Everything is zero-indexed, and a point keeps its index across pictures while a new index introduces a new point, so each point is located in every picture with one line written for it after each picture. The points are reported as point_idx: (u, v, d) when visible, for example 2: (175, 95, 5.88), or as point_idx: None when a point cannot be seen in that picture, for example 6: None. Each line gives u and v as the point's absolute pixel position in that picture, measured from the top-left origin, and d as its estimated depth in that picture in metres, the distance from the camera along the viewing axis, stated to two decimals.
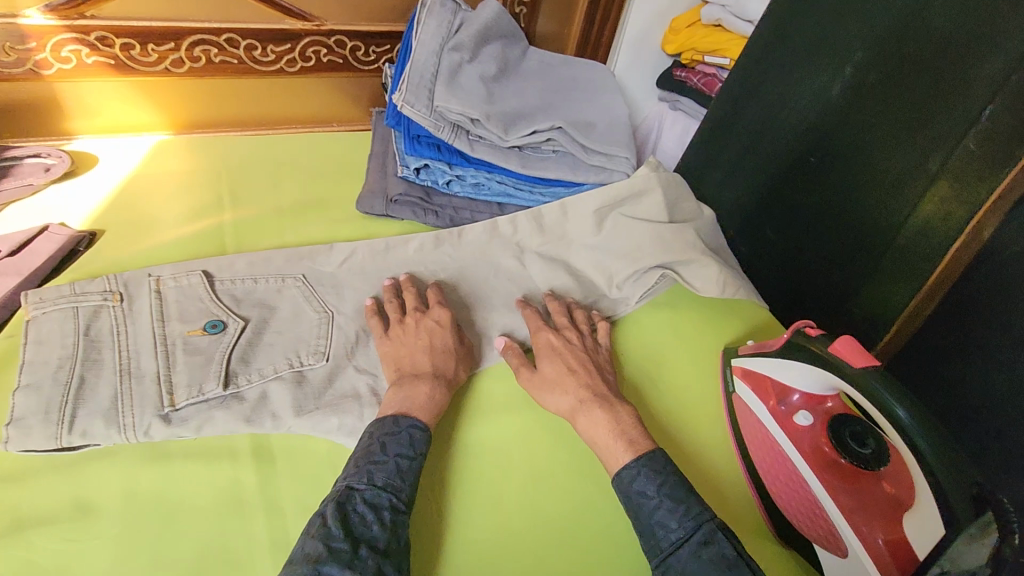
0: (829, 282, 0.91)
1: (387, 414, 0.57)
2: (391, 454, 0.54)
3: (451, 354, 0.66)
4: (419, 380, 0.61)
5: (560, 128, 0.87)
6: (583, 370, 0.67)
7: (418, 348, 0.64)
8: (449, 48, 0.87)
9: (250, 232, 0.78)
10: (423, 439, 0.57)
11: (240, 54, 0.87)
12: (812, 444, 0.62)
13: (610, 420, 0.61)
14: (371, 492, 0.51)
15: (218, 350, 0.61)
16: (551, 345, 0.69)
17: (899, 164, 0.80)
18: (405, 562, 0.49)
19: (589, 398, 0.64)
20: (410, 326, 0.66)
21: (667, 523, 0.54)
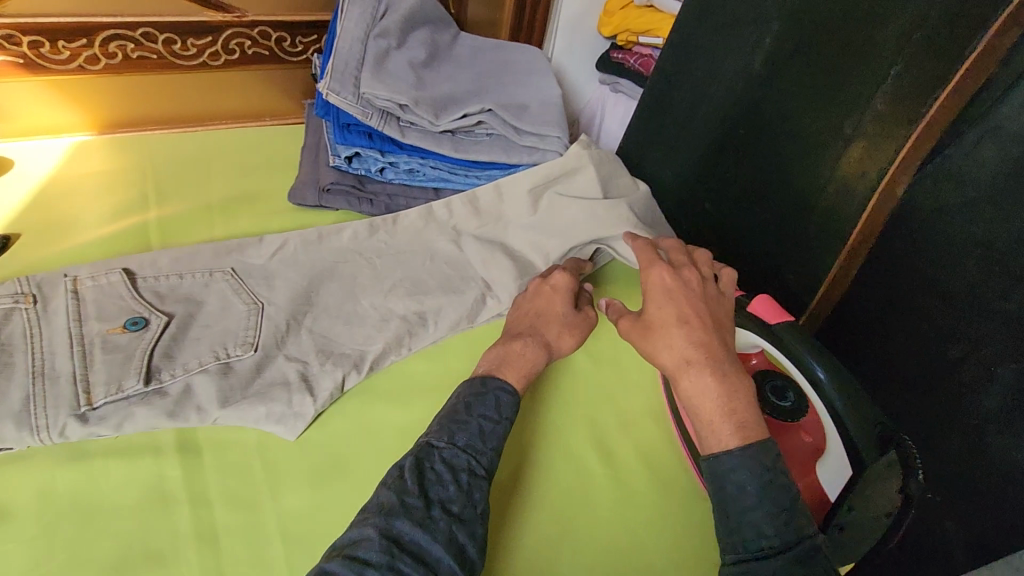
0: (761, 251, 0.94)
1: (477, 376, 0.62)
2: (475, 415, 0.58)
3: (558, 317, 0.70)
4: (519, 340, 0.67)
5: (490, 110, 0.87)
6: (696, 316, 0.59)
7: (530, 312, 0.71)
8: (375, 35, 0.87)
9: (176, 229, 0.77)
10: (508, 404, 0.60)
11: (159, 48, 0.86)
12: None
13: (721, 397, 0.55)
14: (449, 451, 0.55)
15: (139, 347, 0.60)
16: (665, 286, 0.62)
17: (819, 129, 0.82)
18: (478, 528, 0.52)
19: (700, 357, 0.57)
20: (533, 290, 0.73)
21: (762, 528, 0.50)
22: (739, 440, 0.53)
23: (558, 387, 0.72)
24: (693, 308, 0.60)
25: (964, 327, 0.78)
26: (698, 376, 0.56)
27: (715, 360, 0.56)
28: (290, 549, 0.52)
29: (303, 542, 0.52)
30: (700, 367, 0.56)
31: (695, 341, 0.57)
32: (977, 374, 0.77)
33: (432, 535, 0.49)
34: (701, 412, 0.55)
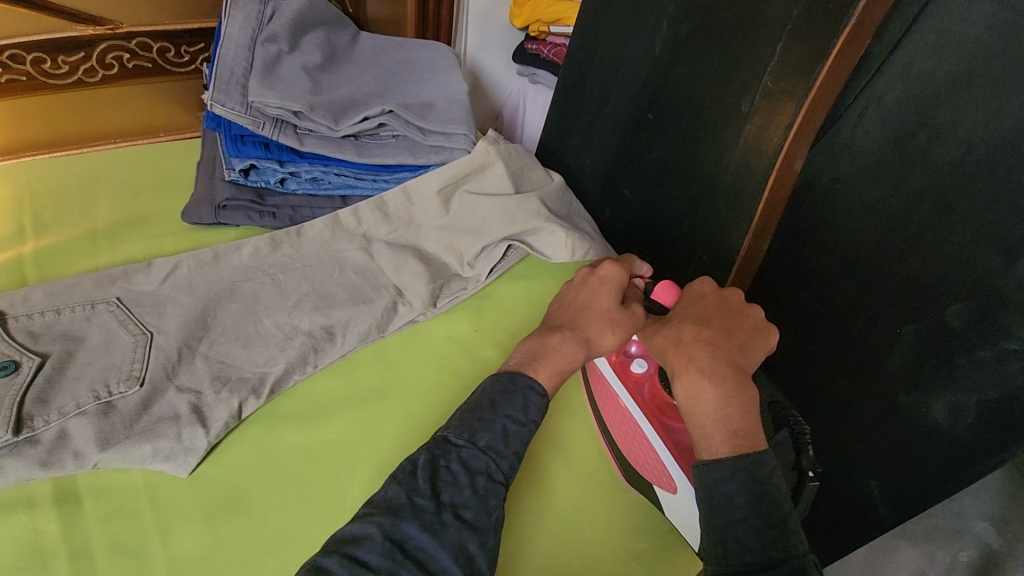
0: (679, 235, 0.94)
1: (505, 372, 0.60)
2: (500, 415, 0.57)
3: (604, 314, 0.62)
4: (557, 334, 0.62)
5: (391, 112, 0.84)
6: (717, 325, 0.59)
7: (573, 302, 0.65)
8: (262, 40, 0.83)
9: (57, 261, 0.72)
10: (537, 405, 0.58)
11: (28, 69, 0.80)
12: (650, 392, 0.63)
13: (719, 400, 0.54)
14: (469, 451, 0.55)
15: (8, 393, 0.56)
16: (699, 293, 0.62)
17: (721, 110, 0.83)
18: (490, 539, 0.53)
19: (714, 364, 0.56)
20: (579, 279, 0.67)
21: (750, 542, 0.50)
22: (730, 448, 0.53)
23: None
24: (719, 318, 0.60)
25: (869, 292, 0.80)
26: (701, 378, 0.55)
27: (727, 370, 0.55)
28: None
29: None
30: (704, 369, 0.55)
31: (710, 348, 0.57)
32: (882, 337, 0.80)
33: (439, 542, 0.51)
34: (694, 414, 0.55)
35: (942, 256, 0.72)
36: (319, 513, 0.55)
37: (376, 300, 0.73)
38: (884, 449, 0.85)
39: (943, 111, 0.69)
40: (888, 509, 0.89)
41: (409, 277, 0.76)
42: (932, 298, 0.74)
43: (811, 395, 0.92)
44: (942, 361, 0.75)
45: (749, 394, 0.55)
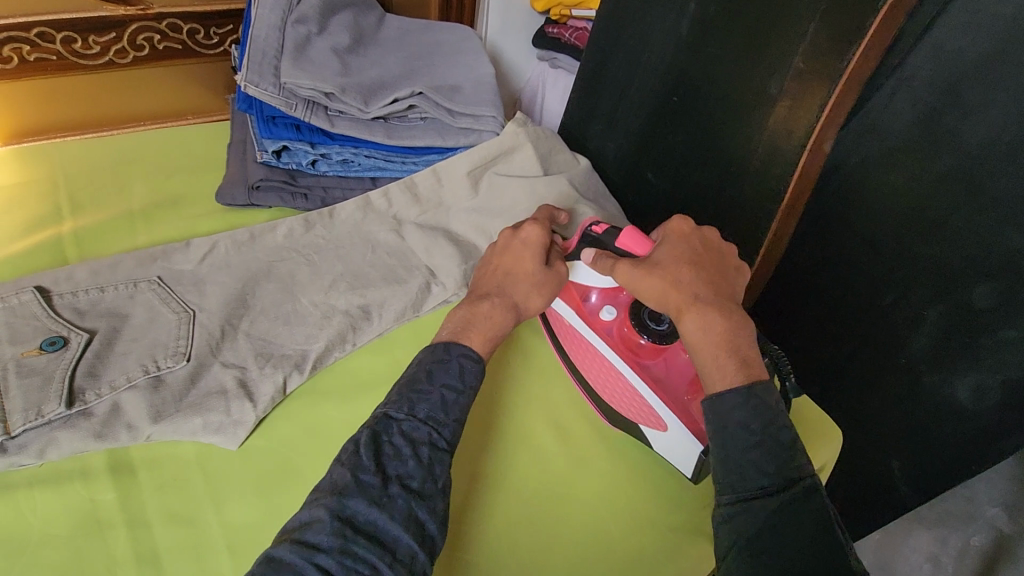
0: (704, 217, 0.94)
1: (439, 342, 0.59)
2: (437, 386, 0.56)
3: (529, 279, 0.66)
4: (484, 300, 0.64)
5: (420, 94, 0.85)
6: (707, 264, 0.61)
7: (498, 269, 0.67)
8: (292, 21, 0.83)
9: (95, 240, 0.73)
10: (473, 371, 0.58)
11: (59, 49, 0.80)
12: (615, 335, 0.68)
13: (727, 333, 0.57)
14: (409, 424, 0.53)
15: (59, 368, 0.56)
16: (680, 235, 0.64)
17: (748, 90, 0.82)
18: (439, 504, 0.51)
19: (714, 301, 0.58)
20: (501, 243, 0.69)
21: (763, 467, 0.52)
22: (744, 376, 0.55)
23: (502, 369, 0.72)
24: (704, 257, 0.62)
25: (894, 275, 0.81)
26: (708, 313, 0.57)
27: (725, 304, 0.59)
28: (240, 563, 0.50)
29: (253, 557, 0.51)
30: (709, 304, 0.58)
31: (707, 286, 0.59)
32: (906, 319, 0.81)
33: (388, 514, 0.48)
34: (702, 349, 0.57)
35: (967, 240, 0.72)
36: None
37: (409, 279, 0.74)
38: (906, 428, 0.87)
39: (972, 91, 0.68)
40: (908, 487, 0.90)
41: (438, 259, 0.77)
42: (959, 279, 0.74)
43: (832, 377, 0.93)
44: (967, 342, 0.76)
45: (747, 323, 0.58)
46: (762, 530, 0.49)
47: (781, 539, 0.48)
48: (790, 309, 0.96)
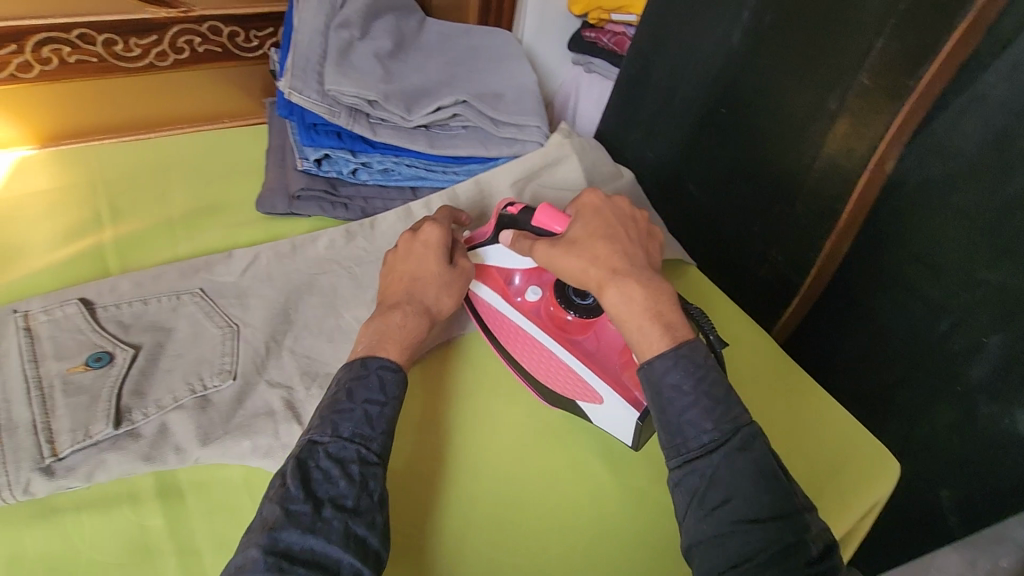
0: (750, 232, 0.91)
1: (356, 358, 0.56)
2: (360, 402, 0.52)
3: (434, 281, 0.63)
4: (394, 310, 0.60)
5: (464, 102, 0.83)
6: (621, 233, 0.60)
7: (402, 277, 0.63)
8: (335, 26, 0.80)
9: (136, 250, 0.71)
10: (394, 382, 0.55)
11: (99, 51, 0.78)
12: (541, 316, 0.67)
13: (648, 301, 0.56)
14: (335, 445, 0.50)
15: (105, 385, 0.55)
16: (592, 206, 0.62)
17: (802, 105, 0.79)
18: (378, 517, 0.48)
19: (629, 269, 0.57)
20: (401, 249, 0.65)
21: (701, 423, 0.51)
22: (669, 340, 0.54)
23: (467, 373, 0.69)
24: (617, 225, 0.61)
25: (953, 300, 0.77)
26: (626, 283, 0.56)
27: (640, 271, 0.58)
28: None
29: None
30: (627, 275, 0.57)
31: (621, 254, 0.58)
32: (966, 345, 0.78)
33: (324, 539, 0.45)
34: (627, 323, 0.56)
35: None
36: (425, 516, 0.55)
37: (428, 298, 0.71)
38: (959, 456, 0.84)
39: None
40: (957, 518, 0.87)
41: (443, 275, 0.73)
42: None
43: (880, 401, 0.90)
44: None
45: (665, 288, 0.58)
46: (713, 486, 0.49)
47: (731, 490, 0.48)
48: (836, 330, 0.92)
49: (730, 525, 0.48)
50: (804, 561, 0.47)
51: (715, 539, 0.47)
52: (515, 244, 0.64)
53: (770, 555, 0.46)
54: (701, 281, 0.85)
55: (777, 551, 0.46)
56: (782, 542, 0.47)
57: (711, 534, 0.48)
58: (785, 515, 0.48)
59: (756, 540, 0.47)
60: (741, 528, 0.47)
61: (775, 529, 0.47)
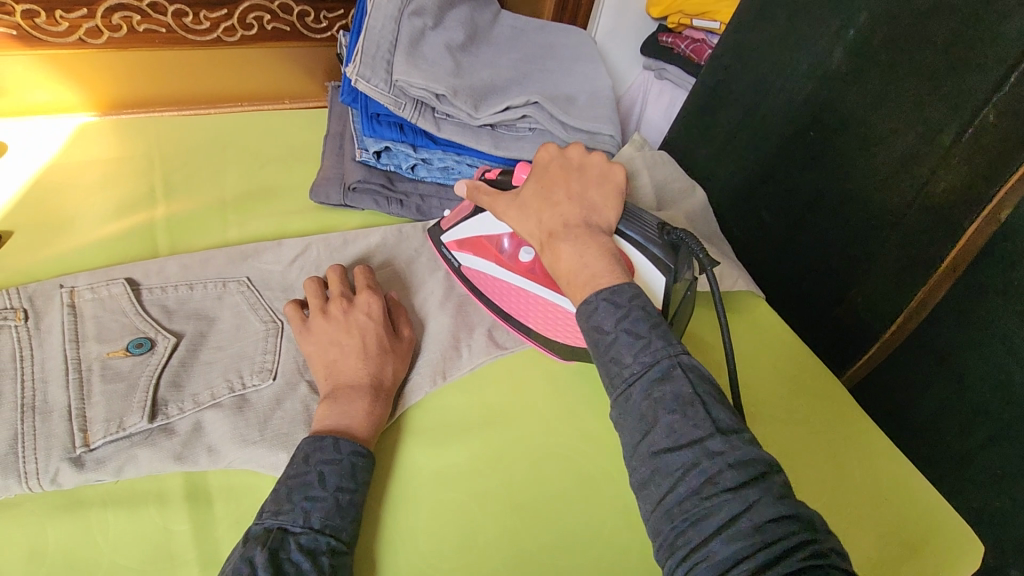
0: (828, 269, 0.82)
1: (328, 434, 0.50)
2: (331, 489, 0.47)
3: (388, 355, 0.57)
4: (356, 393, 0.53)
5: (535, 103, 0.78)
6: (562, 189, 0.57)
7: (347, 350, 0.55)
8: (409, 13, 0.76)
9: (186, 230, 0.69)
10: (365, 468, 0.50)
11: (168, 21, 0.76)
12: (541, 273, 0.64)
13: (575, 251, 0.53)
14: (307, 537, 0.44)
15: (143, 374, 0.52)
16: (543, 163, 0.60)
17: (909, 137, 0.70)
18: None
19: (557, 223, 0.55)
20: (335, 316, 0.58)
21: (622, 358, 0.47)
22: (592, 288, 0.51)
23: (493, 386, 0.62)
24: (563, 181, 0.58)
25: None
26: (553, 238, 0.54)
27: (570, 221, 0.55)
28: None
29: None
30: (559, 233, 0.54)
31: (554, 208, 0.56)
32: None
33: None
34: (559, 275, 0.54)
35: None
36: (457, 551, 0.51)
37: (428, 317, 0.66)
38: None
39: None
40: None
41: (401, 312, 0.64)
42: None
43: (953, 465, 0.82)
44: None
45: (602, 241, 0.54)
46: (631, 422, 0.45)
47: (649, 422, 0.44)
48: (912, 384, 0.84)
49: (650, 462, 0.42)
50: (727, 488, 0.39)
51: (641, 481, 0.43)
52: (470, 194, 0.63)
53: (688, 487, 0.40)
54: (768, 315, 0.78)
55: (695, 481, 0.40)
56: (698, 469, 0.40)
57: (643, 474, 0.43)
58: (702, 441, 0.41)
59: (673, 472, 0.41)
60: (659, 462, 0.42)
61: (693, 457, 0.41)
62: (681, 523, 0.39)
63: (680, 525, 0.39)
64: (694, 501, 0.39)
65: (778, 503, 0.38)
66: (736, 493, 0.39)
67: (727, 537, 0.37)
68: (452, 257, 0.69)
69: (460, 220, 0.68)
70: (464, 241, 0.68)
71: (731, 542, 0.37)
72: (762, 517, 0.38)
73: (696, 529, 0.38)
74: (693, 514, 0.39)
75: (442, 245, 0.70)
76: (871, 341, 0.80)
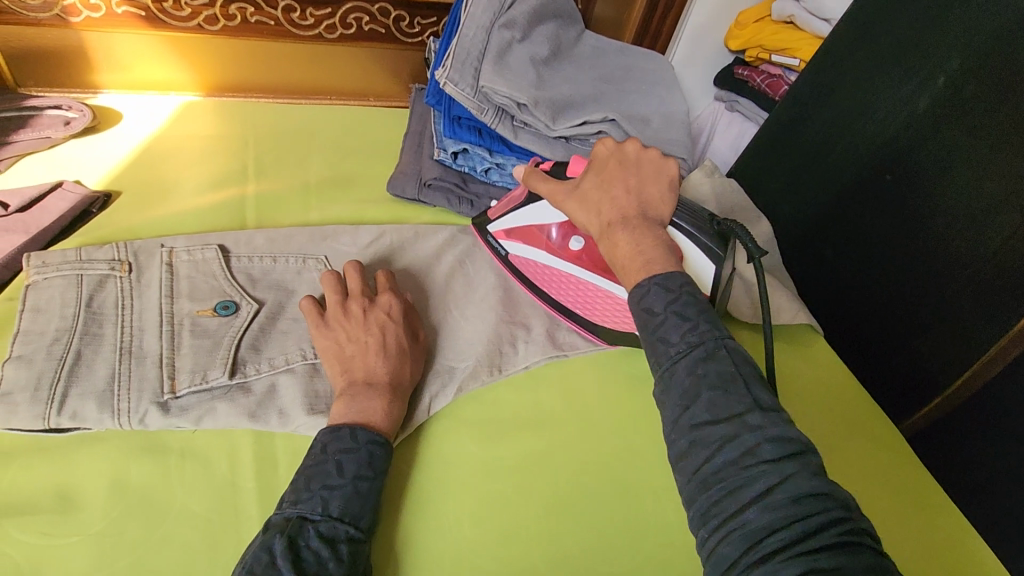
0: (894, 314, 0.80)
1: (344, 425, 0.50)
2: (350, 478, 0.47)
3: (406, 357, 0.56)
4: (375, 392, 0.52)
5: (612, 120, 0.80)
6: (618, 182, 0.60)
7: (364, 347, 0.55)
8: (500, 24, 0.78)
9: (273, 208, 0.73)
10: (382, 456, 0.50)
11: (278, 15, 0.82)
12: (590, 260, 0.67)
13: (630, 240, 0.55)
14: (326, 525, 0.45)
15: (227, 334, 0.56)
16: (604, 157, 0.63)
17: (995, 190, 0.69)
18: None
19: (616, 215, 0.58)
20: (354, 315, 0.57)
21: (669, 337, 0.49)
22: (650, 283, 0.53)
23: (545, 386, 0.63)
24: (621, 176, 0.60)
25: None
26: (611, 229, 0.57)
27: (627, 214, 0.58)
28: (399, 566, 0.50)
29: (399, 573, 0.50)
30: (619, 223, 0.57)
31: (612, 201, 0.59)
32: None
33: None
34: (613, 262, 0.56)
35: None
36: (500, 541, 0.52)
37: (454, 313, 0.67)
38: None
39: None
40: None
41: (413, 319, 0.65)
42: None
43: None
44: None
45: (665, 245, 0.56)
46: (674, 397, 0.46)
47: (691, 396, 0.45)
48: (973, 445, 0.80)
49: (690, 434, 0.44)
50: (767, 460, 0.40)
51: (679, 452, 0.44)
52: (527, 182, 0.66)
53: (727, 457, 0.41)
54: (824, 352, 0.77)
55: (734, 452, 0.41)
56: (738, 442, 0.41)
57: (681, 445, 0.44)
58: (744, 415, 0.43)
59: (711, 443, 0.42)
60: (699, 434, 0.43)
61: (732, 430, 0.42)
62: (717, 492, 0.41)
63: (716, 494, 0.41)
64: (731, 472, 0.41)
65: (813, 479, 0.39)
66: (773, 466, 0.40)
67: (763, 506, 0.38)
68: (498, 245, 0.72)
69: (508, 210, 0.71)
70: (512, 229, 0.70)
71: (768, 511, 0.38)
72: (799, 491, 0.38)
73: (731, 498, 0.40)
74: (734, 485, 0.40)
75: (488, 234, 0.73)
76: (932, 395, 0.78)
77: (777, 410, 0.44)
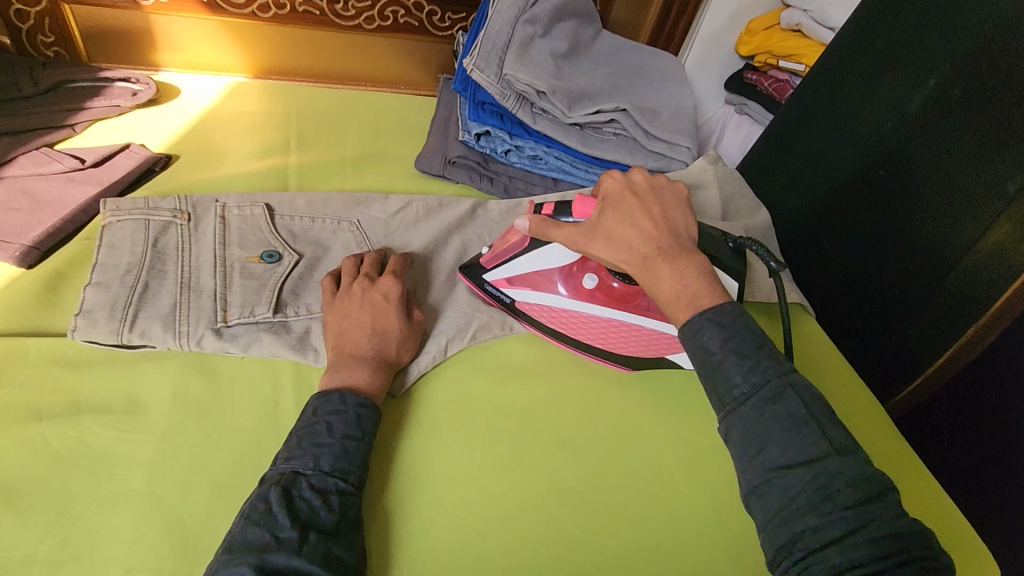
0: (882, 301, 0.85)
1: (332, 390, 0.54)
2: (339, 436, 0.51)
3: (392, 335, 0.60)
4: (357, 362, 0.57)
5: (623, 110, 0.87)
6: (643, 213, 0.57)
7: (357, 323, 0.59)
8: (524, 20, 0.86)
9: (313, 177, 0.81)
10: (369, 419, 0.54)
11: (323, 5, 0.90)
12: (604, 296, 0.67)
13: (673, 273, 0.54)
14: (317, 477, 0.49)
15: (272, 278, 0.63)
16: (616, 190, 0.60)
17: (978, 184, 0.74)
18: (354, 540, 0.48)
19: (652, 247, 0.55)
20: (355, 295, 0.61)
21: (733, 376, 0.49)
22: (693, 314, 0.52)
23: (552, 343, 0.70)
24: (642, 207, 0.58)
25: None
26: (652, 261, 0.55)
27: (662, 244, 0.55)
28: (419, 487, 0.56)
29: (414, 488, 0.56)
30: (658, 256, 0.55)
31: (643, 232, 0.56)
32: None
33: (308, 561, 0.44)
34: (659, 297, 0.55)
35: None
36: (504, 471, 0.58)
37: None
38: None
39: None
40: None
41: (426, 277, 0.71)
42: None
43: None
44: None
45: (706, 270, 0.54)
46: (745, 438, 0.47)
47: (763, 440, 0.46)
48: None
49: (765, 475, 0.45)
50: (847, 505, 0.42)
51: (753, 488, 0.46)
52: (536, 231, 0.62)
53: (807, 500, 0.43)
54: (814, 331, 0.83)
55: (815, 495, 0.43)
56: (814, 487, 0.44)
57: (755, 484, 0.46)
58: (821, 459, 0.44)
59: (790, 487, 0.44)
60: (774, 475, 0.45)
61: (810, 474, 0.44)
62: (799, 530, 0.43)
63: (797, 532, 0.43)
64: (811, 515, 0.43)
65: (894, 521, 0.42)
66: (853, 511, 0.42)
67: (843, 547, 0.41)
68: (501, 295, 0.69)
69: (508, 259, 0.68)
70: (514, 278, 0.69)
71: (847, 551, 0.41)
72: (875, 533, 0.41)
73: (814, 536, 0.42)
74: (813, 525, 0.42)
75: (484, 284, 0.70)
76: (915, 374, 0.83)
77: (849, 447, 0.46)
